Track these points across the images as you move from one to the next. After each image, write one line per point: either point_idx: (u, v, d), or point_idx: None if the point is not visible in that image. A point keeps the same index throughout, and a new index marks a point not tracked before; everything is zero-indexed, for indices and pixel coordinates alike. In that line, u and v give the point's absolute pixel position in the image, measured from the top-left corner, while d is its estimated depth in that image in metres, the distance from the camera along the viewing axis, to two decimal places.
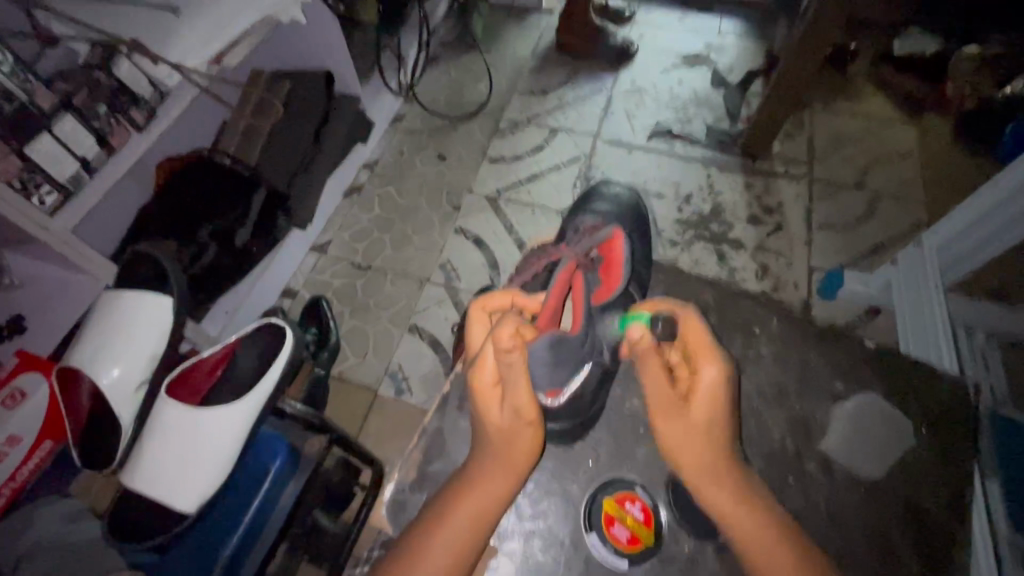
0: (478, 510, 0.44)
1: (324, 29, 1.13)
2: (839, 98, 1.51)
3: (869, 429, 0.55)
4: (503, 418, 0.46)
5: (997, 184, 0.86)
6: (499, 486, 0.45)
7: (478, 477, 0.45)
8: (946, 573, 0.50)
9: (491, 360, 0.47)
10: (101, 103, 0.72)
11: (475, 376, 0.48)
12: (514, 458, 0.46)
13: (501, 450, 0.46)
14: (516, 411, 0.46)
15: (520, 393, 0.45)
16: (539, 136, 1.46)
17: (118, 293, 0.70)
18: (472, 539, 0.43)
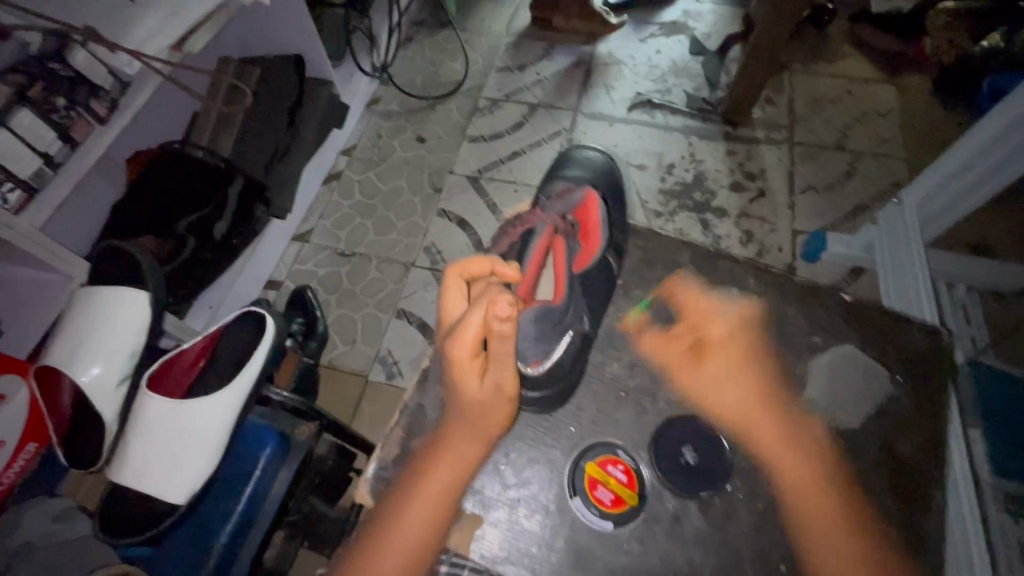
0: (451, 479, 0.49)
1: (290, 11, 1.09)
2: (818, 60, 1.50)
3: (848, 381, 0.56)
4: (485, 395, 0.48)
5: (972, 137, 0.87)
6: (467, 453, 0.50)
7: (449, 447, 0.50)
8: (927, 514, 0.51)
9: (474, 331, 0.47)
10: (60, 95, 0.71)
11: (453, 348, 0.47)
12: (486, 426, 0.50)
13: (467, 425, 0.50)
14: (497, 387, 0.48)
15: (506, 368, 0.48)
16: (519, 113, 1.44)
17: (91, 290, 0.69)
18: (442, 511, 0.48)
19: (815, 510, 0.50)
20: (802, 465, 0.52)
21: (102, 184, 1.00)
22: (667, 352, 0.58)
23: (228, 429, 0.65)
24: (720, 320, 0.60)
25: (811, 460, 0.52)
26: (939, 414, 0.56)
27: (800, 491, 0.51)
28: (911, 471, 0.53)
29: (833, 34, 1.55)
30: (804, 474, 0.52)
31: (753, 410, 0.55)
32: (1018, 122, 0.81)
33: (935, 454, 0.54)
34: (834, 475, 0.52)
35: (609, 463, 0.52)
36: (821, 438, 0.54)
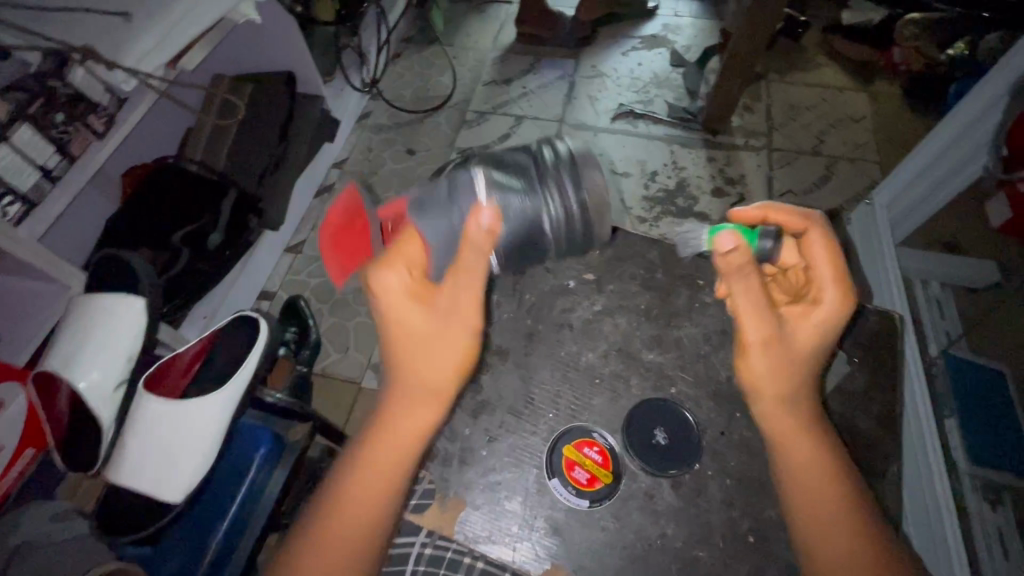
0: (398, 444, 0.49)
1: (282, 28, 1.13)
2: (792, 70, 1.56)
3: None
4: (432, 326, 0.48)
5: (939, 134, 0.91)
6: (423, 420, 0.50)
7: (408, 405, 0.49)
8: (884, 485, 0.54)
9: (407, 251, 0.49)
10: (59, 111, 0.74)
11: (396, 311, 0.49)
12: (444, 369, 0.49)
13: (405, 370, 0.49)
14: (449, 317, 0.48)
15: (463, 308, 0.48)
16: (506, 124, 1.48)
17: (88, 296, 0.71)
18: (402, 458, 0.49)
19: (809, 481, 0.48)
20: (809, 446, 0.49)
21: (97, 199, 1.03)
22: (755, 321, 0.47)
23: (223, 427, 0.67)
24: (827, 301, 0.49)
25: (804, 450, 0.49)
26: (894, 393, 0.59)
27: (806, 473, 0.48)
28: (868, 444, 0.56)
29: (807, 44, 1.61)
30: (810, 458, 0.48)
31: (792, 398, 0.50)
32: (973, 121, 0.87)
33: (890, 427, 0.57)
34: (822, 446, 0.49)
35: (585, 445, 0.55)
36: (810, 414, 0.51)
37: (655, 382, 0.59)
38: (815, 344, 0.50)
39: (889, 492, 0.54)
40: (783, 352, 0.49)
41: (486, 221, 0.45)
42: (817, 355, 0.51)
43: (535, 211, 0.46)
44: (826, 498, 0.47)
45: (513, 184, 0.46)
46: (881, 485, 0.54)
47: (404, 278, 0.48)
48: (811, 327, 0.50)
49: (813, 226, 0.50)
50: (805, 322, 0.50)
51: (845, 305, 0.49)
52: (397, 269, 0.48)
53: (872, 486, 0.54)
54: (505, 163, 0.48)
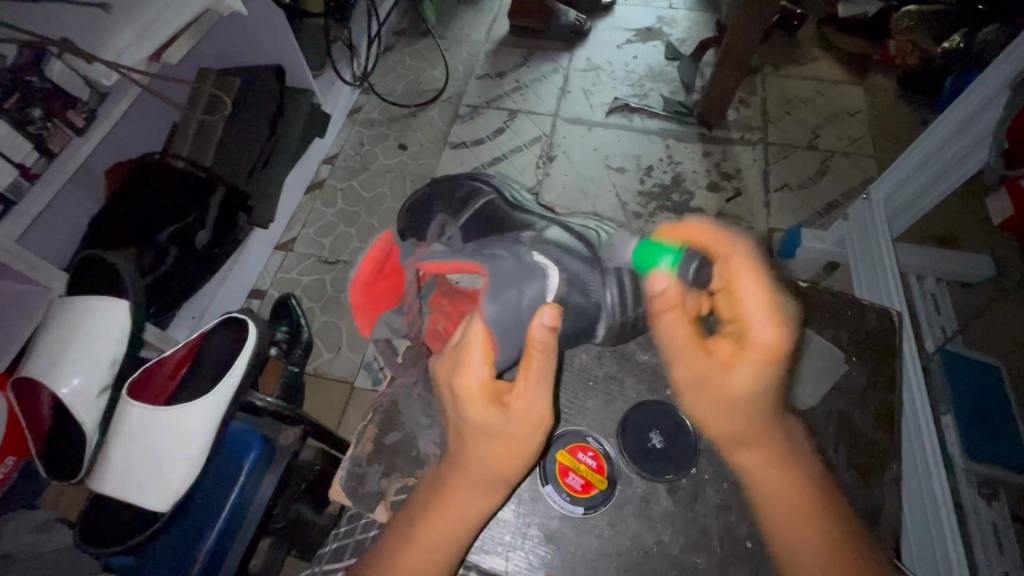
0: (450, 532, 0.44)
1: (270, 21, 1.10)
2: (787, 63, 1.55)
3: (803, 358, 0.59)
4: (505, 425, 0.42)
5: (931, 134, 0.91)
6: (477, 503, 0.44)
7: (457, 485, 0.44)
8: (884, 487, 0.54)
9: (477, 349, 0.44)
10: (37, 106, 0.71)
11: (471, 410, 0.42)
12: (510, 463, 0.43)
13: (469, 459, 0.43)
14: (521, 420, 0.42)
15: (542, 407, 0.43)
16: (499, 118, 1.46)
17: (68, 301, 0.69)
18: (451, 544, 0.44)
19: (791, 536, 0.44)
20: (777, 487, 0.45)
21: (80, 196, 1.00)
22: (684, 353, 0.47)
23: (210, 431, 0.65)
24: (756, 332, 0.44)
25: (780, 499, 0.45)
26: (893, 393, 0.58)
27: (782, 519, 0.45)
28: (866, 444, 0.55)
29: (803, 37, 1.60)
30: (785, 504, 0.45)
31: (751, 435, 0.45)
32: (970, 118, 0.86)
33: (889, 428, 0.56)
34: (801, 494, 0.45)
35: (578, 450, 0.54)
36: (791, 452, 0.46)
37: (650, 384, 0.58)
38: (754, 388, 0.44)
39: (889, 494, 0.53)
40: (710, 385, 0.46)
41: (550, 319, 0.44)
42: (770, 395, 0.45)
43: (593, 291, 0.53)
44: (807, 547, 0.44)
45: (580, 271, 0.53)
46: (878, 487, 0.54)
47: (485, 372, 0.43)
48: (743, 371, 0.44)
49: (735, 252, 0.46)
50: (744, 356, 0.44)
51: (778, 342, 0.43)
52: (476, 364, 0.43)
53: (871, 489, 0.54)
54: (570, 253, 0.54)
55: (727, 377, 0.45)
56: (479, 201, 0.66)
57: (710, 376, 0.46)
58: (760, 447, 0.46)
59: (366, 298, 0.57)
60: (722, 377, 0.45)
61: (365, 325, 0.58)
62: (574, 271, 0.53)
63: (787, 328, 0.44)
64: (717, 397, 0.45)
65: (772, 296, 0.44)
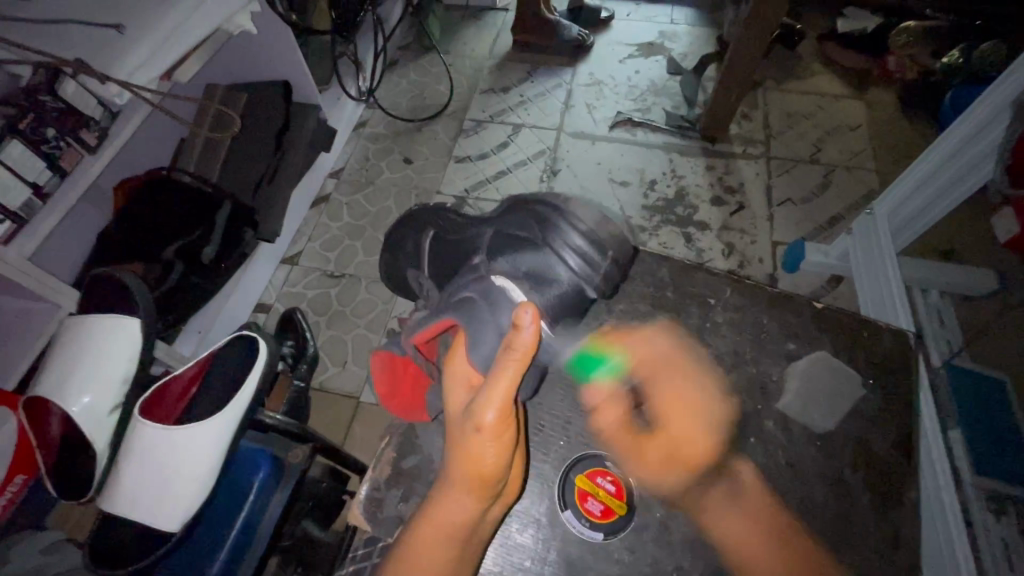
0: (443, 536, 0.44)
1: (277, 38, 1.12)
2: (788, 77, 1.56)
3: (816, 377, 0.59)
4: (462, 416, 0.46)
5: (929, 157, 0.93)
6: (462, 512, 0.44)
7: (441, 498, 0.45)
8: (900, 509, 0.54)
9: (456, 363, 0.50)
10: (50, 126, 0.72)
11: (451, 402, 0.48)
12: (484, 461, 0.43)
13: (451, 470, 0.45)
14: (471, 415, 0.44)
15: (498, 404, 0.43)
16: (504, 133, 1.47)
17: (81, 318, 0.69)
18: (446, 550, 0.44)
19: (749, 549, 0.49)
20: (731, 511, 0.51)
21: (89, 212, 1.00)
22: (641, 443, 0.53)
23: (222, 454, 0.65)
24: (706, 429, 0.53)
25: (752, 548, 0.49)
26: (905, 413, 0.58)
27: (743, 544, 0.50)
28: (883, 466, 0.55)
29: (803, 52, 1.62)
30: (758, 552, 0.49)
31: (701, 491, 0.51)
32: (971, 138, 0.87)
33: (904, 449, 0.56)
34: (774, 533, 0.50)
35: (598, 474, 0.53)
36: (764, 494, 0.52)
37: None
38: (705, 463, 0.52)
39: (906, 516, 0.53)
40: (664, 466, 0.52)
41: (530, 315, 0.45)
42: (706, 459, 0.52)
43: (556, 272, 0.54)
44: (765, 555, 0.49)
45: (533, 262, 0.55)
46: (896, 509, 0.54)
47: (466, 367, 0.49)
48: (680, 467, 0.52)
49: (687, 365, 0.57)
50: (695, 446, 0.52)
51: (714, 441, 0.53)
52: (457, 364, 0.50)
53: (888, 511, 0.54)
54: (522, 253, 0.56)
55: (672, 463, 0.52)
56: (427, 244, 0.71)
57: (656, 466, 0.52)
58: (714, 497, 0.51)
59: (398, 385, 0.62)
60: (681, 461, 0.52)
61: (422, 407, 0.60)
62: (529, 266, 0.55)
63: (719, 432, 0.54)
64: (660, 473, 0.52)
65: (696, 401, 0.54)
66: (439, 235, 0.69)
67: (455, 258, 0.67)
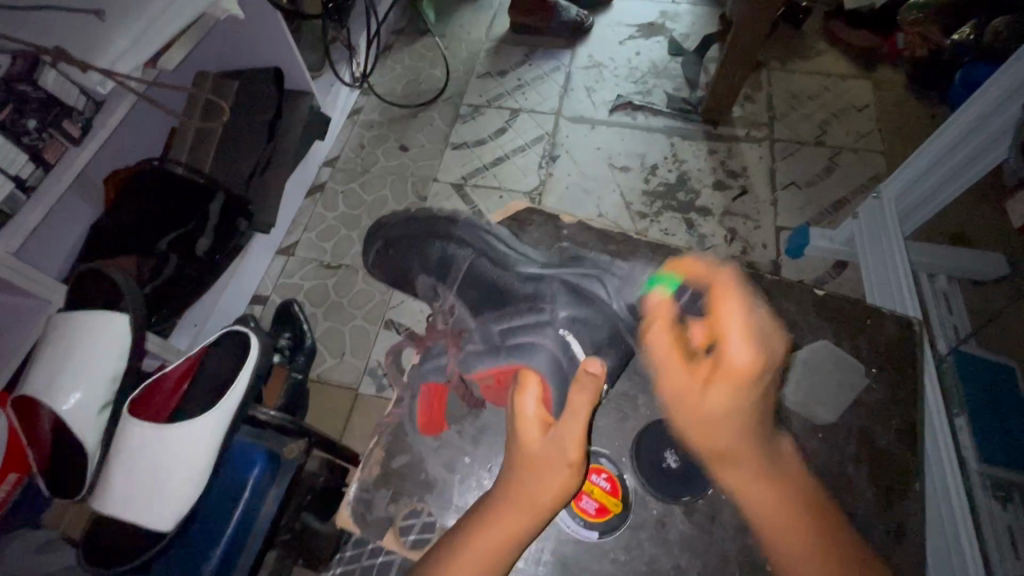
0: (493, 550, 0.44)
1: (266, 23, 1.09)
2: (793, 57, 1.52)
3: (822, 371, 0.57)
4: (543, 450, 0.45)
5: (935, 142, 0.91)
6: (518, 525, 0.44)
7: (497, 512, 0.45)
8: (905, 504, 0.53)
9: (528, 399, 0.48)
10: (31, 117, 0.70)
11: (521, 434, 0.47)
12: (557, 486, 0.44)
13: (523, 496, 0.44)
14: (559, 449, 0.45)
15: (577, 436, 0.45)
16: (501, 118, 1.44)
17: (67, 315, 0.68)
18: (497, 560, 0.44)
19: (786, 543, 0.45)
20: (777, 502, 0.45)
21: (78, 204, 0.99)
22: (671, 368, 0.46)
23: (214, 452, 0.64)
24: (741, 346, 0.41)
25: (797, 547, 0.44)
26: (912, 405, 0.57)
27: (776, 523, 0.45)
28: (887, 460, 0.54)
29: (808, 30, 1.57)
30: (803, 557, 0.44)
31: (739, 452, 0.45)
32: (980, 120, 0.85)
33: (910, 443, 0.55)
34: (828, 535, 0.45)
35: (592, 472, 0.52)
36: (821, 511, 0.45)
37: None
38: (729, 411, 0.43)
39: (910, 510, 0.52)
40: (689, 392, 0.44)
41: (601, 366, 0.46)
42: (746, 415, 0.43)
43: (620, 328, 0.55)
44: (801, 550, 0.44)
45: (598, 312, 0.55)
46: (900, 503, 0.52)
47: (537, 405, 0.48)
48: (718, 393, 0.42)
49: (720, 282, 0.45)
50: (722, 372, 0.42)
51: (755, 362, 0.41)
52: (528, 400, 0.48)
53: (891, 506, 0.53)
54: (589, 302, 0.56)
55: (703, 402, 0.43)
56: (461, 266, 0.62)
57: (688, 393, 0.44)
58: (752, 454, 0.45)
59: (429, 401, 0.55)
60: (701, 394, 0.44)
61: (444, 420, 0.55)
62: (580, 315, 0.55)
63: (763, 349, 0.41)
64: (693, 418, 0.44)
65: (749, 310, 0.42)
66: (482, 265, 0.61)
67: (491, 293, 0.61)
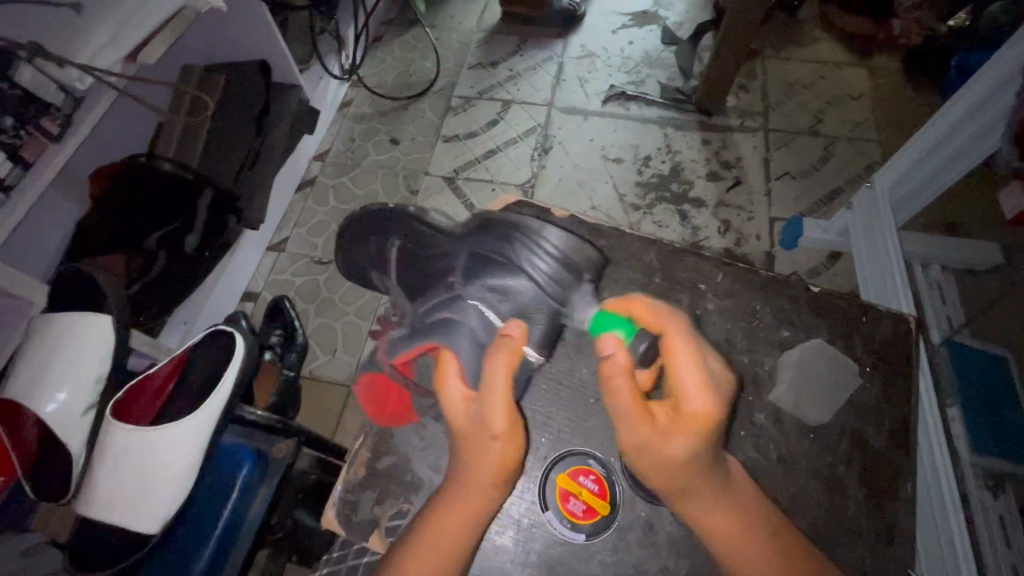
0: (457, 528, 0.45)
1: (252, 16, 1.07)
2: (788, 45, 1.50)
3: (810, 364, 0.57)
4: (470, 425, 0.46)
5: (929, 132, 0.91)
6: (478, 500, 0.46)
7: (457, 490, 0.46)
8: (893, 501, 0.53)
9: (452, 379, 0.49)
10: (7, 115, 0.68)
11: (450, 414, 0.48)
12: (492, 463, 0.45)
13: (471, 472, 0.46)
14: (482, 423, 0.45)
15: (498, 410, 0.45)
16: (492, 110, 1.42)
17: (50, 317, 0.67)
18: (460, 539, 0.45)
19: (738, 551, 0.45)
20: (728, 513, 0.45)
21: (62, 202, 0.97)
22: (628, 427, 0.44)
23: (200, 454, 0.64)
24: (704, 395, 0.43)
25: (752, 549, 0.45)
26: (905, 405, 0.56)
27: (728, 538, 0.45)
28: (878, 459, 0.54)
29: (804, 18, 1.55)
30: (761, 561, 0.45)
31: (690, 484, 0.44)
32: (973, 110, 0.84)
33: (901, 440, 0.55)
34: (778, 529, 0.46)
35: (581, 473, 0.52)
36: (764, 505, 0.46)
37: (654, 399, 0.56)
38: (688, 452, 0.43)
39: (898, 507, 0.52)
40: (645, 447, 0.44)
41: (520, 328, 0.48)
42: (704, 454, 0.44)
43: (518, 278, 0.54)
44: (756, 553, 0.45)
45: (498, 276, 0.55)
46: (889, 501, 0.52)
47: (459, 385, 0.49)
48: (680, 439, 0.43)
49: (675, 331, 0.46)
50: (684, 421, 0.43)
51: (712, 412, 0.43)
52: (452, 381, 0.49)
53: (880, 504, 0.52)
54: (490, 266, 0.56)
55: (667, 441, 0.43)
56: (394, 252, 0.68)
57: (650, 443, 0.43)
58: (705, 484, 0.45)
59: (381, 399, 0.58)
60: (660, 446, 0.43)
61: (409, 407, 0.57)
62: (497, 282, 0.55)
63: (720, 401, 0.43)
64: (656, 466, 0.44)
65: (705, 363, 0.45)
66: (409, 247, 0.66)
67: (420, 273, 0.64)
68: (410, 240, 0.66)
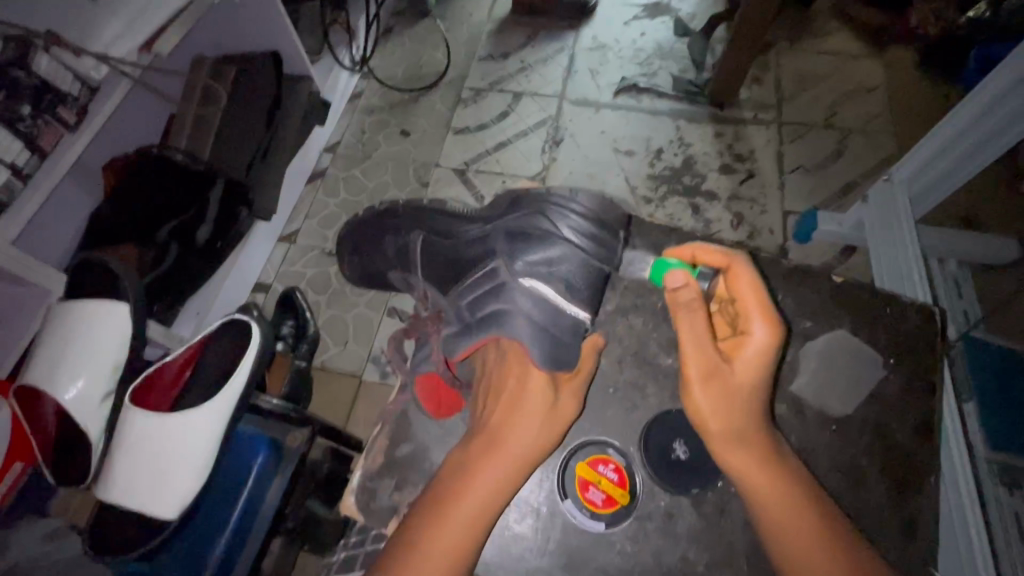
0: (476, 502, 0.45)
1: (263, 7, 1.06)
2: (803, 37, 1.48)
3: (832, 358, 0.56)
4: (525, 409, 0.49)
5: (948, 123, 0.89)
6: (495, 478, 0.46)
7: (475, 465, 0.47)
8: (916, 495, 0.52)
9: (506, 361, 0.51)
10: (25, 103, 0.68)
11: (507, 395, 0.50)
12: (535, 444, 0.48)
13: (499, 448, 0.47)
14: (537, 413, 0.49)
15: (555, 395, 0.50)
16: (503, 102, 1.42)
17: (67, 305, 0.67)
18: (474, 515, 0.45)
19: (783, 526, 0.45)
20: (771, 477, 0.46)
21: (77, 192, 0.98)
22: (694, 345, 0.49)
23: (216, 442, 0.64)
24: (764, 328, 0.49)
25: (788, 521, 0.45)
26: (928, 399, 0.55)
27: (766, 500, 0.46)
28: (901, 453, 0.54)
29: (819, 9, 1.53)
30: (802, 534, 0.44)
31: (741, 427, 0.47)
32: (997, 101, 0.82)
33: (923, 433, 0.54)
34: (817, 508, 0.45)
35: (600, 463, 0.52)
36: (802, 480, 0.47)
37: (674, 390, 0.55)
38: (755, 379, 0.48)
39: (919, 501, 0.52)
40: (716, 373, 0.48)
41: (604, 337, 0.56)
42: (762, 400, 0.49)
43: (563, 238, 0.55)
44: (798, 528, 0.44)
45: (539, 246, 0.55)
46: (911, 495, 0.52)
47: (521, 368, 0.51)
48: (745, 369, 0.48)
49: (735, 263, 0.52)
50: (749, 353, 0.49)
51: (772, 341, 0.49)
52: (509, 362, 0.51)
53: (903, 498, 0.52)
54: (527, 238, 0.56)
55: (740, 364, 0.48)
56: (416, 247, 0.69)
57: (715, 368, 0.48)
58: (757, 437, 0.47)
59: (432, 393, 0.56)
60: (730, 371, 0.48)
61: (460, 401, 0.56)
62: (539, 254, 0.54)
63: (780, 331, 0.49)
64: (722, 394, 0.48)
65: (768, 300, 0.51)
66: (431, 241, 0.67)
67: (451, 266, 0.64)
68: (431, 232, 0.67)
